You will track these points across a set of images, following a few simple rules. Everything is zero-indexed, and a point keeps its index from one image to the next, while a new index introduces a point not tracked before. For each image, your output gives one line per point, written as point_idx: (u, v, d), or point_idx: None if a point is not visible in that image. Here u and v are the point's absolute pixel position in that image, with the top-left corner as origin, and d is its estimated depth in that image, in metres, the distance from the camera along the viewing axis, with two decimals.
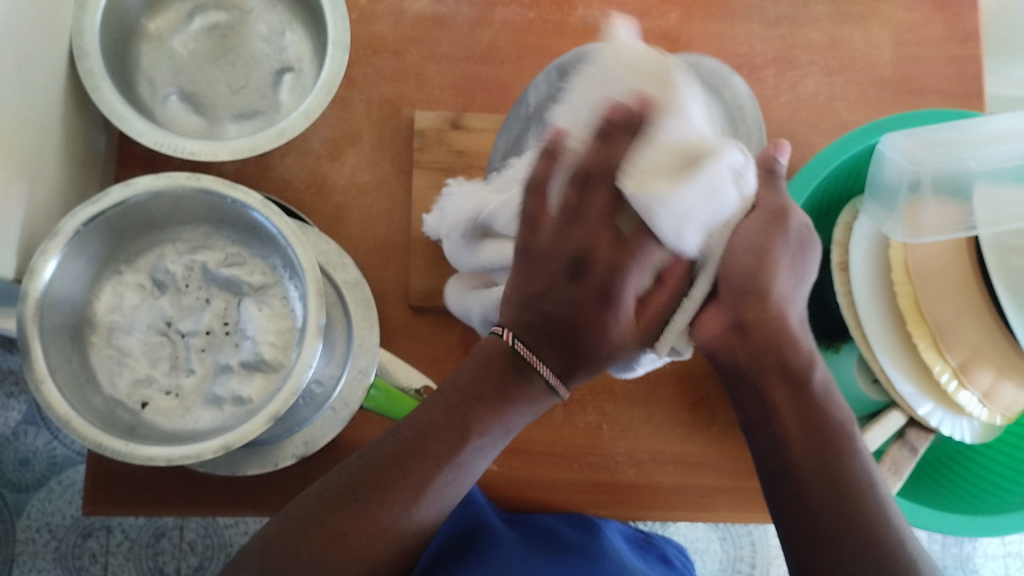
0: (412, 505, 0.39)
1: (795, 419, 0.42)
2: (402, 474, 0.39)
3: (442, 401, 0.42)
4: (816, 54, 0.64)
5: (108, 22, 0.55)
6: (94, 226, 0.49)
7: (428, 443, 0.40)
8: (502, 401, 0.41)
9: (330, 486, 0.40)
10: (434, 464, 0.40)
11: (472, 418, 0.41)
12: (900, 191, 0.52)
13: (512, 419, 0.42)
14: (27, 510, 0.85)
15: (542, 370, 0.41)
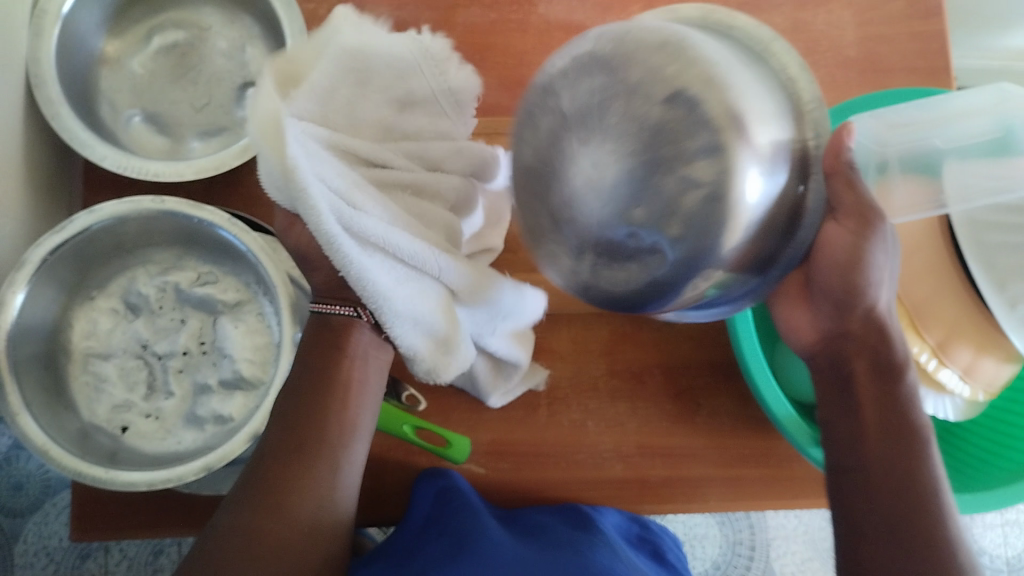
0: (309, 495, 0.41)
1: (875, 412, 0.41)
2: (285, 462, 0.42)
3: (295, 388, 0.44)
4: (781, 38, 0.64)
5: (65, 48, 0.54)
6: (62, 255, 0.48)
7: (301, 432, 0.42)
8: (342, 368, 0.43)
9: (242, 492, 0.41)
10: (315, 451, 0.42)
11: (329, 397, 0.43)
12: (866, 172, 0.50)
13: (362, 385, 0.44)
14: (24, 535, 0.85)
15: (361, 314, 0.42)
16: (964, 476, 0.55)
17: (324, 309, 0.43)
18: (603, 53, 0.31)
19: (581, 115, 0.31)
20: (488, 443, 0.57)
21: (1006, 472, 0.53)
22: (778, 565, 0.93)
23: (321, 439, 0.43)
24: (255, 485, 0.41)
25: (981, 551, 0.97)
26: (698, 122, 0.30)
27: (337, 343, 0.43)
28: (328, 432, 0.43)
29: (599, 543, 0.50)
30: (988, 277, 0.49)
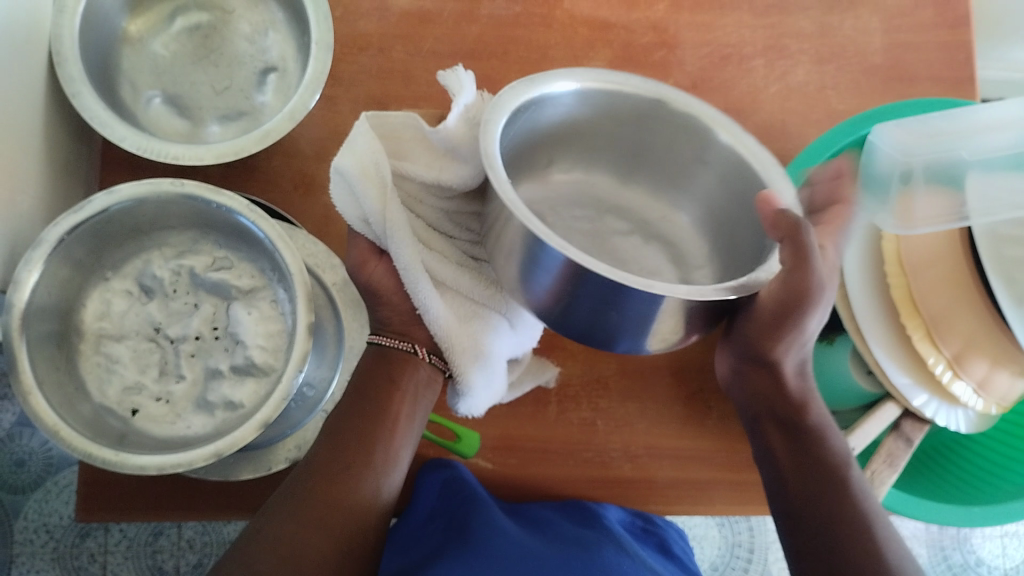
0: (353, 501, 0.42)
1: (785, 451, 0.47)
2: (332, 475, 0.43)
3: (345, 410, 0.45)
4: (806, 42, 0.63)
5: (88, 26, 0.54)
6: (79, 234, 0.48)
7: (348, 453, 0.44)
8: (393, 401, 0.45)
9: (281, 499, 0.42)
10: (359, 468, 0.43)
11: (376, 426, 0.45)
12: (890, 181, 0.50)
13: (404, 415, 0.46)
14: (25, 511, 0.85)
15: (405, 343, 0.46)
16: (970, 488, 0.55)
17: (387, 342, 0.46)
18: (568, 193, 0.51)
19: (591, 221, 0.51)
20: (495, 438, 0.56)
21: (1009, 488, 0.54)
22: (774, 568, 0.94)
23: (365, 459, 0.44)
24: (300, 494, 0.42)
25: (979, 561, 0.97)
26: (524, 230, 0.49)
27: (389, 376, 0.46)
28: (372, 454, 0.44)
29: (605, 538, 0.50)
30: (1008, 291, 0.48)
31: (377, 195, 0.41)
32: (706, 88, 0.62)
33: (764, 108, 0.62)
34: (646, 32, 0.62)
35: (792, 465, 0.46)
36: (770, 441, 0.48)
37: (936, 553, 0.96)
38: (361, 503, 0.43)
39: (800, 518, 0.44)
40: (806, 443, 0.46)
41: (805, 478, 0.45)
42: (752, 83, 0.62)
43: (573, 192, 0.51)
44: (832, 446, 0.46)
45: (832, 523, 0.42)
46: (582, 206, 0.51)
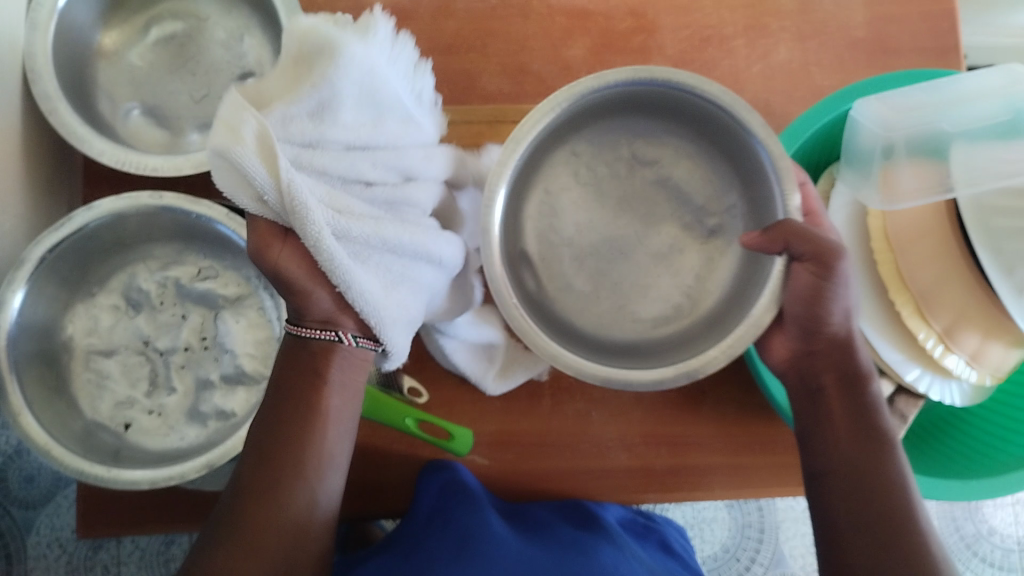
0: (294, 508, 0.42)
1: (846, 424, 0.46)
2: (260, 493, 0.42)
3: (267, 419, 0.44)
4: (787, 20, 0.62)
5: (61, 41, 0.54)
6: (61, 253, 0.48)
7: (281, 457, 0.43)
8: (321, 400, 0.43)
9: (221, 520, 0.42)
10: (295, 475, 0.43)
11: (303, 427, 0.43)
12: (874, 157, 0.51)
13: (337, 411, 0.44)
14: (36, 526, 0.85)
15: (365, 344, 0.42)
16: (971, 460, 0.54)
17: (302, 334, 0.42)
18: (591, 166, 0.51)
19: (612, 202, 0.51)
20: (491, 434, 0.57)
21: (1010, 458, 0.53)
22: (786, 548, 0.93)
23: (296, 464, 0.43)
24: (232, 521, 0.42)
25: (992, 531, 0.97)
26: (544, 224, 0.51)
27: (315, 367, 0.43)
28: (307, 458, 0.43)
29: (602, 538, 0.51)
30: (995, 261, 0.46)
31: (268, 165, 0.35)
32: (686, 72, 0.61)
33: (747, 88, 0.62)
34: (624, 18, 0.61)
35: (849, 437, 0.45)
36: (827, 404, 0.47)
37: (948, 524, 0.96)
38: (291, 519, 0.42)
39: (853, 496, 0.44)
40: (866, 418, 0.46)
41: (851, 462, 0.45)
42: (734, 64, 0.62)
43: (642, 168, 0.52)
44: (888, 425, 0.46)
45: (883, 508, 0.43)
46: (635, 166, 0.52)
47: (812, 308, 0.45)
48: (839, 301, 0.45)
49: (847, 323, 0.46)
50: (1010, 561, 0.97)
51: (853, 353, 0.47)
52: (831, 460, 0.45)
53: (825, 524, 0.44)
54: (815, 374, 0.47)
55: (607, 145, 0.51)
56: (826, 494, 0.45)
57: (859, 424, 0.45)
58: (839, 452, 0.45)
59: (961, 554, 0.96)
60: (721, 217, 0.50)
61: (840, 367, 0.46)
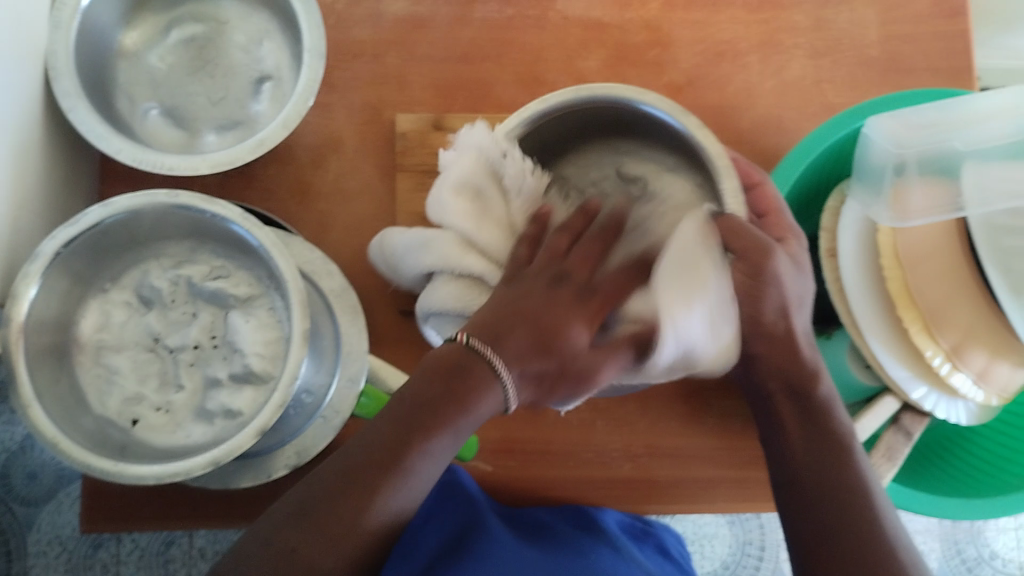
0: (378, 502, 0.37)
1: (797, 430, 0.47)
2: (342, 495, 0.37)
3: (399, 406, 0.40)
4: (801, 37, 0.63)
5: (83, 39, 0.54)
6: (75, 247, 0.48)
7: (390, 447, 0.38)
8: (473, 390, 0.40)
9: (299, 497, 0.37)
10: (395, 466, 0.38)
11: (432, 417, 0.39)
12: (885, 174, 0.51)
13: (478, 410, 0.40)
14: (38, 523, 0.85)
15: (495, 364, 0.40)
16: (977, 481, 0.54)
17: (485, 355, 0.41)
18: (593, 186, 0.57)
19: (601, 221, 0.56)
20: (496, 441, 0.56)
21: (1015, 479, 0.52)
22: (787, 565, 0.93)
23: (401, 455, 0.38)
24: (294, 521, 0.36)
25: (994, 555, 0.96)
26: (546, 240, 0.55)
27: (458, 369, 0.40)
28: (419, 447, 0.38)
29: (600, 542, 0.51)
30: (1005, 280, 0.47)
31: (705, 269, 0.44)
32: (700, 85, 0.62)
33: (759, 103, 0.62)
34: (640, 31, 0.62)
35: (803, 442, 0.46)
36: (778, 413, 0.48)
37: (949, 547, 0.96)
38: (360, 536, 0.36)
39: (813, 500, 0.44)
40: (818, 422, 0.46)
41: (812, 477, 0.45)
42: (747, 80, 0.62)
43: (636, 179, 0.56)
44: (839, 425, 0.46)
45: (845, 512, 0.43)
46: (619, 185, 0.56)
47: (751, 308, 0.45)
48: (774, 292, 0.45)
49: (794, 319, 0.46)
50: None
51: (801, 357, 0.47)
52: (789, 467, 0.46)
53: (794, 530, 0.44)
54: (763, 382, 0.48)
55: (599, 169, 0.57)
56: (795, 506, 0.45)
57: (814, 428, 0.46)
58: (795, 456, 0.46)
59: None
60: None
61: (789, 377, 0.47)
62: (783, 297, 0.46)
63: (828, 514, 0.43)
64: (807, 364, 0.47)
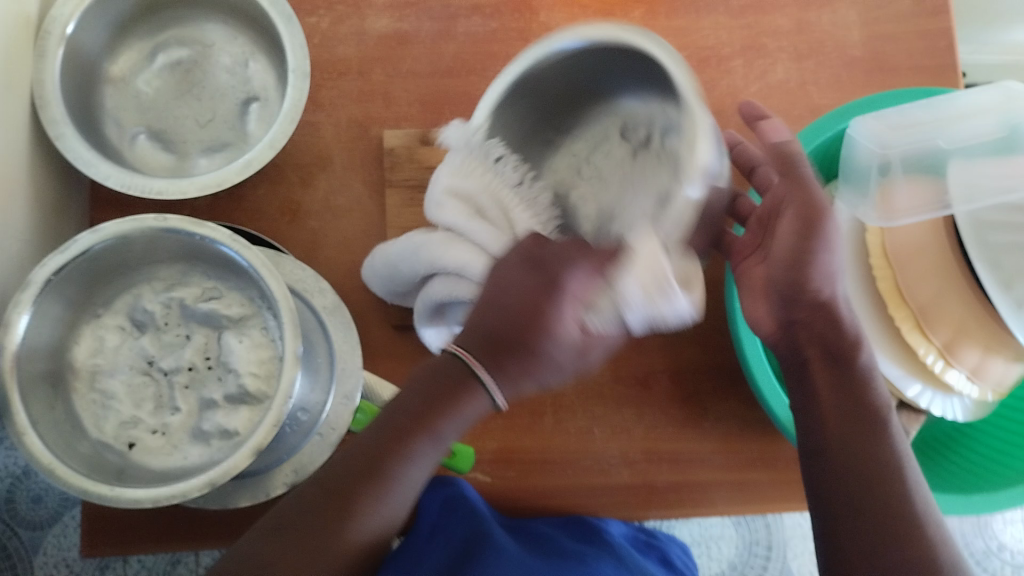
0: (348, 523, 0.39)
1: (830, 398, 0.45)
2: (341, 510, 0.39)
3: (380, 422, 0.42)
4: (784, 40, 0.63)
5: (69, 68, 0.55)
6: (67, 274, 0.49)
7: (361, 464, 0.40)
8: (453, 394, 0.41)
9: (278, 514, 0.40)
10: (365, 483, 0.40)
11: (404, 433, 0.41)
12: (870, 175, 0.51)
13: (446, 429, 0.41)
14: (43, 547, 0.85)
15: (482, 375, 0.41)
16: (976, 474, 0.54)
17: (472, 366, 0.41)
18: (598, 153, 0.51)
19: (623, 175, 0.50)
20: (494, 451, 0.56)
21: (1013, 471, 0.52)
22: (795, 564, 0.93)
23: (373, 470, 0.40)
24: (303, 534, 0.38)
25: (1003, 548, 0.96)
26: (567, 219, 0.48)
27: (450, 381, 0.42)
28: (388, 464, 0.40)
29: (604, 552, 0.50)
30: (994, 277, 0.47)
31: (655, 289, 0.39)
32: None
33: None
34: None
35: (832, 401, 0.45)
36: (812, 378, 0.46)
37: (958, 541, 0.95)
38: (350, 542, 0.39)
39: (841, 475, 0.42)
40: (861, 405, 0.44)
41: (857, 469, 0.42)
42: (731, 84, 0.62)
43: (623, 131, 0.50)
44: (876, 398, 0.45)
45: (876, 488, 0.41)
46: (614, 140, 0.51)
47: (796, 274, 0.47)
48: (823, 265, 0.46)
49: (829, 290, 0.47)
50: None
51: (843, 323, 0.47)
52: (821, 442, 0.44)
53: (816, 499, 0.43)
54: (797, 348, 0.48)
55: (602, 131, 0.52)
56: (823, 478, 0.43)
57: (848, 405, 0.44)
58: (828, 431, 0.44)
59: (971, 571, 0.95)
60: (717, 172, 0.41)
61: (823, 338, 0.46)
62: (828, 269, 0.46)
63: (858, 480, 0.42)
64: (852, 344, 0.46)
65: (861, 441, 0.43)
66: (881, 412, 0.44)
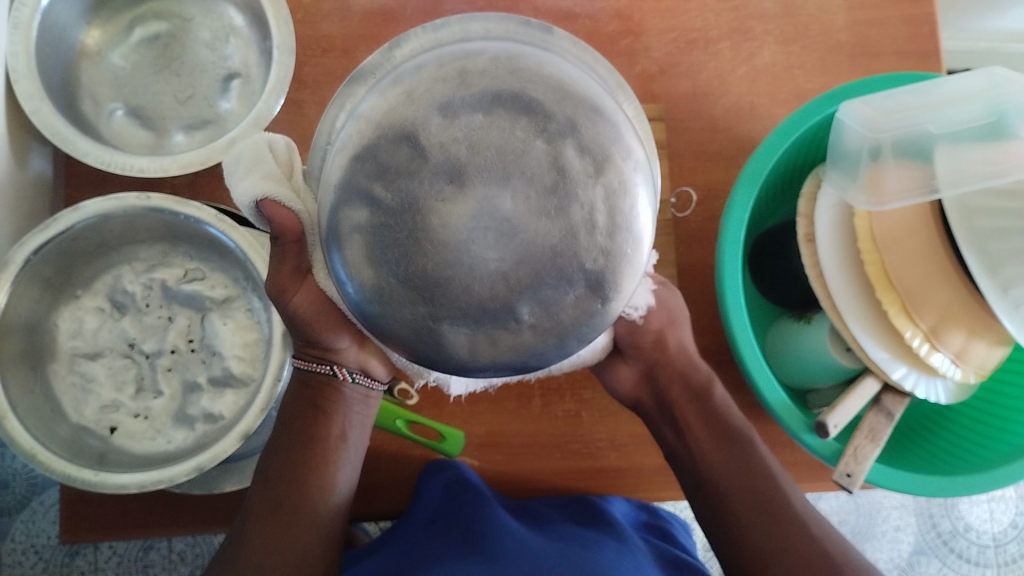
0: (316, 500, 0.45)
1: (703, 424, 0.49)
2: (306, 482, 0.45)
3: (297, 406, 0.47)
4: (771, 23, 0.63)
5: (44, 40, 0.53)
6: (46, 254, 0.47)
7: (305, 454, 0.46)
8: (332, 402, 0.46)
9: (253, 509, 0.45)
10: (315, 470, 0.45)
11: (321, 422, 0.46)
12: (860, 158, 0.52)
13: (360, 423, 0.48)
14: (12, 533, 0.84)
15: (320, 369, 0.45)
16: (971, 455, 0.55)
17: (306, 367, 0.46)
18: (455, 154, 0.26)
19: (377, 172, 0.28)
20: (481, 435, 0.56)
21: (1008, 450, 0.53)
22: None
23: (320, 459, 0.46)
24: (276, 519, 0.44)
25: (968, 527, 0.98)
26: (356, 259, 0.29)
27: (316, 401, 0.47)
28: (327, 453, 0.46)
29: (607, 536, 0.49)
30: (979, 262, 0.47)
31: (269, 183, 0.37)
32: (672, 74, 0.62)
33: (732, 90, 0.62)
34: (611, 20, 0.62)
35: (706, 425, 0.49)
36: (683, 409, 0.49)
37: (925, 521, 0.97)
38: (321, 513, 0.45)
39: (724, 489, 0.46)
40: (725, 431, 0.48)
41: (726, 477, 0.47)
42: (719, 67, 0.62)
43: (454, 115, 0.27)
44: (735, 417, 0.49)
45: (768, 501, 0.45)
46: (576, 182, 0.27)
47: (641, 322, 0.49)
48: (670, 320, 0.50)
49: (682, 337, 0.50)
50: (984, 557, 0.98)
51: (687, 360, 0.50)
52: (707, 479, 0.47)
53: (710, 519, 0.47)
54: (664, 393, 0.50)
55: (422, 133, 0.27)
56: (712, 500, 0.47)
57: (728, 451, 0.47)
58: (704, 454, 0.48)
59: (937, 550, 0.97)
60: (408, 152, 0.27)
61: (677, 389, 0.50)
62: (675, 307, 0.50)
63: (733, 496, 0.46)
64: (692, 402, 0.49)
65: (744, 475, 0.46)
66: (746, 437, 0.48)
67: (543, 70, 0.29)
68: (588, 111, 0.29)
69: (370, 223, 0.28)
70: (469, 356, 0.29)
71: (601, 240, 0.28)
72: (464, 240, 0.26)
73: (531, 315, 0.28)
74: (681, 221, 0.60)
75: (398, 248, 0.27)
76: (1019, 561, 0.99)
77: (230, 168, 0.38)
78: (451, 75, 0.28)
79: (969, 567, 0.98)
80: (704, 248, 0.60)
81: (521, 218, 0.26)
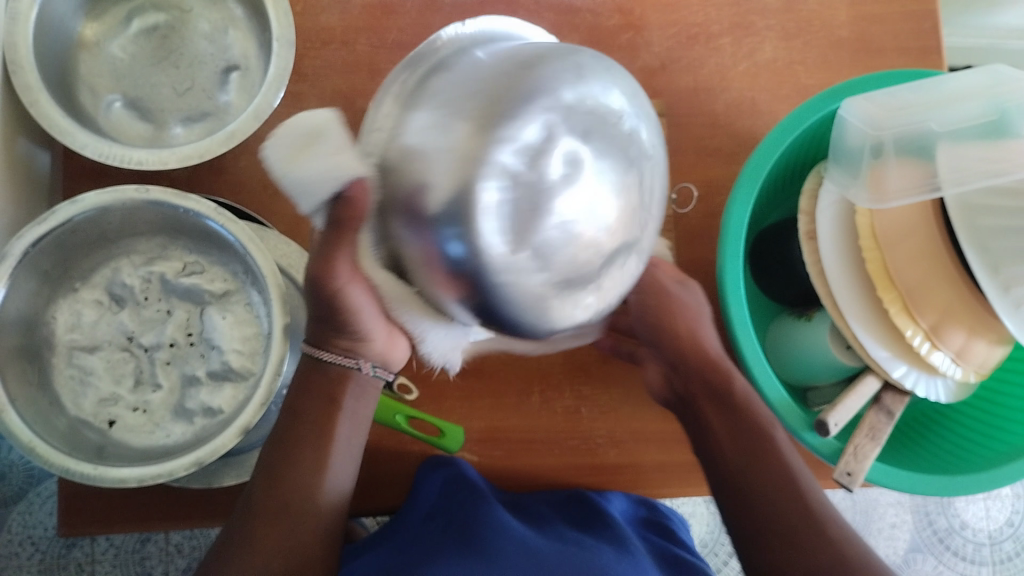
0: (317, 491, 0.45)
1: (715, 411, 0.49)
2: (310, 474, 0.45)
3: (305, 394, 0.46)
4: (772, 18, 0.63)
5: (41, 31, 0.52)
6: (44, 246, 0.47)
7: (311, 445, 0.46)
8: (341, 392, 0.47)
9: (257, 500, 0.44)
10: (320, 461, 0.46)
11: (330, 413, 0.46)
12: (863, 155, 0.52)
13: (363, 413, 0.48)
14: (8, 525, 0.84)
15: (336, 359, 0.46)
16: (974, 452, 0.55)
17: (322, 356, 0.46)
18: (564, 141, 0.32)
19: (497, 150, 0.31)
20: (480, 431, 0.56)
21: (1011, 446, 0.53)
22: None
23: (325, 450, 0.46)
24: (279, 511, 0.44)
25: (964, 525, 0.99)
26: (471, 230, 0.32)
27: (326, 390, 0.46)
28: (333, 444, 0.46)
29: (605, 540, 0.49)
30: (982, 260, 0.47)
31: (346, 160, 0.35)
32: (673, 70, 0.61)
33: (733, 86, 0.62)
34: (612, 15, 0.61)
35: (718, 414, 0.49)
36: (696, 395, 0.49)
37: (921, 518, 0.98)
38: (323, 506, 0.46)
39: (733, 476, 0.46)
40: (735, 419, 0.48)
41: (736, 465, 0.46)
42: (720, 62, 0.62)
43: (563, 110, 0.32)
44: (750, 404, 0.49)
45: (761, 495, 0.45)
46: (642, 164, 0.34)
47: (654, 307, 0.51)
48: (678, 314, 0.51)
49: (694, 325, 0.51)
50: (979, 554, 0.98)
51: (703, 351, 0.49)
52: (718, 458, 0.47)
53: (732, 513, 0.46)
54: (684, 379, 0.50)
55: (535, 121, 0.31)
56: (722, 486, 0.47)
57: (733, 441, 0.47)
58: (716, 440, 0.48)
59: (934, 548, 0.98)
60: (529, 137, 0.31)
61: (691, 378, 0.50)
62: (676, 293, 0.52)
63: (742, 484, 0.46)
64: (707, 385, 0.50)
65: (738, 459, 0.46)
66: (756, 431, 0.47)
67: (608, 65, 0.35)
68: (644, 107, 0.35)
69: (501, 201, 0.31)
70: (561, 325, 0.35)
71: (654, 210, 0.36)
72: (572, 213, 0.32)
73: (603, 282, 0.35)
74: (682, 217, 0.60)
75: (523, 226, 0.32)
76: (1014, 558, 0.99)
77: (282, 144, 0.35)
78: (555, 74, 0.33)
79: (965, 564, 0.98)
80: (705, 243, 0.60)
81: (619, 192, 0.33)
